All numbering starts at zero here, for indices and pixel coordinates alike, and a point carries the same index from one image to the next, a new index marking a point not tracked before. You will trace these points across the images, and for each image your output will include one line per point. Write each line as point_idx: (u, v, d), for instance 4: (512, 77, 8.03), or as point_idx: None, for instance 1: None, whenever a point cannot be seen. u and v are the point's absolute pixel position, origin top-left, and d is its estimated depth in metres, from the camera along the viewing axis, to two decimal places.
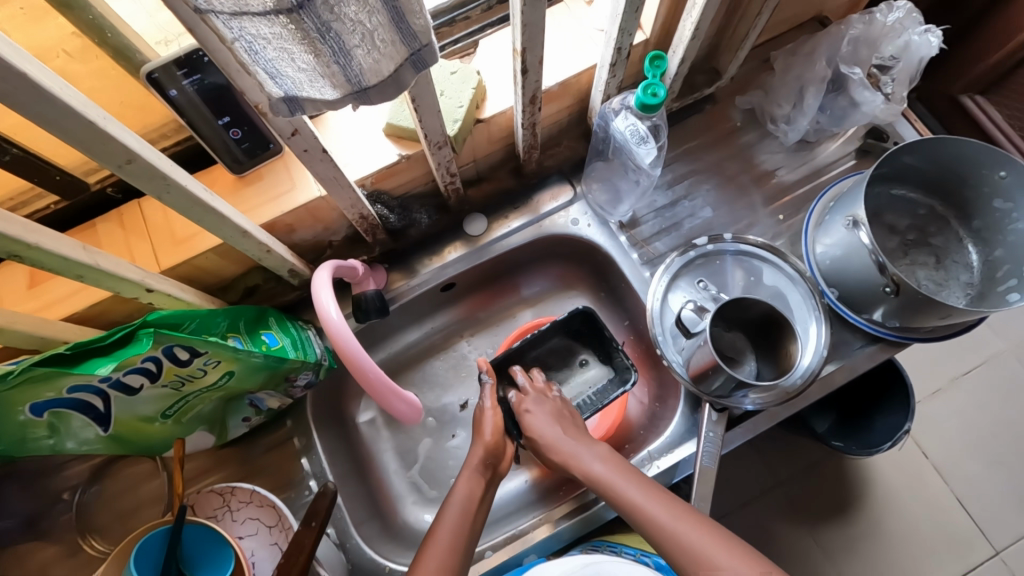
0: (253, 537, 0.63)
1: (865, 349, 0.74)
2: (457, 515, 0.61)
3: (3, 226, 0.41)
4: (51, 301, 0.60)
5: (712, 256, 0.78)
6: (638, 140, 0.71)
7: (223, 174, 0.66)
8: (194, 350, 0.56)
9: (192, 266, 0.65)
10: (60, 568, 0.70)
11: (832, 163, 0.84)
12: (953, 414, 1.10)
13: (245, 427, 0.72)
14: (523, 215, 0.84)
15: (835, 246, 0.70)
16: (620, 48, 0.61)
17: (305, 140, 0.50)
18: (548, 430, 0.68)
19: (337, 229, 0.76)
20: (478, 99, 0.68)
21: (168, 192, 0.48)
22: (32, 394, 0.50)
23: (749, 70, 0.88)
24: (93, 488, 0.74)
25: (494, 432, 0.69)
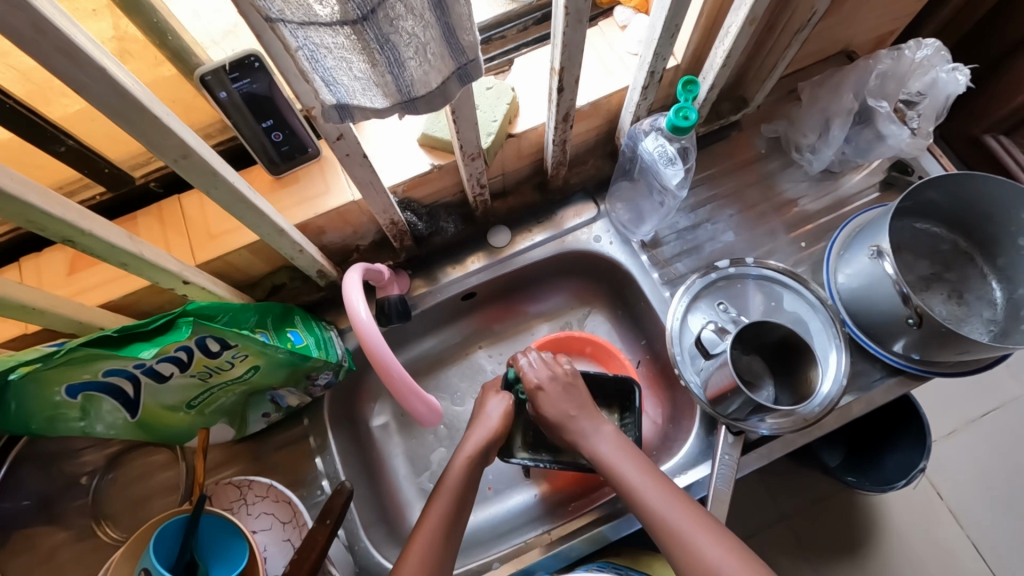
0: (267, 532, 0.64)
1: (884, 381, 0.73)
2: (446, 511, 0.62)
3: (60, 211, 0.44)
4: (89, 287, 0.62)
5: (733, 279, 0.79)
6: (666, 161, 0.72)
7: (261, 174, 0.69)
8: (225, 342, 0.57)
9: (224, 262, 0.67)
10: (71, 552, 0.70)
11: (855, 194, 0.85)
12: (969, 456, 1.08)
13: (263, 423, 0.73)
14: (546, 230, 0.85)
15: (857, 276, 0.71)
16: (653, 71, 0.63)
17: (348, 144, 0.51)
18: (556, 407, 0.68)
19: (365, 234, 0.78)
20: (511, 114, 0.70)
21: (216, 188, 0.49)
22: (68, 376, 0.51)
23: (775, 100, 0.89)
24: (110, 475, 0.76)
25: (502, 418, 0.69)
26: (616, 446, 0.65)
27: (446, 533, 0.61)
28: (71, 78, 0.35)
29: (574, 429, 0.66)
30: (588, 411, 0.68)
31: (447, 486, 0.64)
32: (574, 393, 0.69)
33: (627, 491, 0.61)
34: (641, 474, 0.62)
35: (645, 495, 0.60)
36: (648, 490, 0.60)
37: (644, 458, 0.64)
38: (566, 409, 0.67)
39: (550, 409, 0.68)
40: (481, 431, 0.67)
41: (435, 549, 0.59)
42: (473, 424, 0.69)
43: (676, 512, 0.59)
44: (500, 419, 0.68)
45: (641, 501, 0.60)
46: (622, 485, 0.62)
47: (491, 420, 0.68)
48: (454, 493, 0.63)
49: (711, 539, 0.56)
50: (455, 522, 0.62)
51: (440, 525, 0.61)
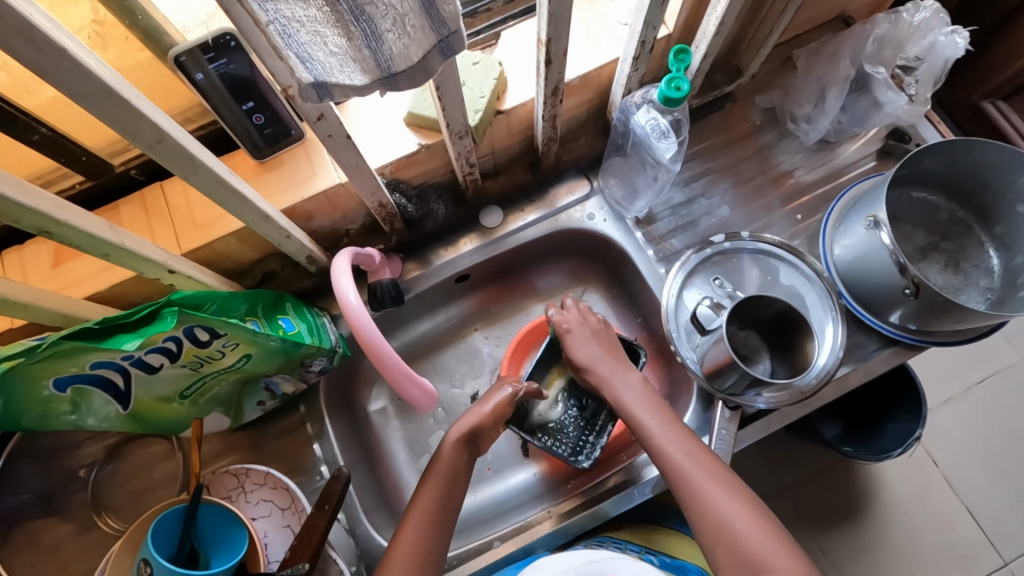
0: (266, 519, 0.64)
1: (881, 352, 0.73)
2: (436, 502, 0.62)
3: (34, 201, 0.42)
4: (74, 280, 0.61)
5: (728, 254, 0.78)
6: (659, 135, 0.70)
7: (245, 159, 0.67)
8: (214, 332, 0.56)
9: (211, 251, 0.66)
10: (74, 544, 0.70)
11: (851, 164, 0.83)
12: (964, 423, 1.09)
13: (259, 411, 0.73)
14: (539, 209, 0.84)
15: (854, 247, 0.70)
16: (643, 41, 0.61)
17: (330, 125, 0.50)
18: (584, 350, 0.71)
19: (354, 218, 0.77)
20: (499, 90, 0.68)
21: (195, 174, 0.48)
22: (55, 370, 0.51)
23: (770, 68, 0.87)
24: (109, 467, 0.76)
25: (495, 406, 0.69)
26: (638, 395, 0.66)
27: (439, 519, 0.61)
28: (32, 62, 0.34)
29: (598, 376, 0.69)
30: (616, 358, 0.71)
31: (433, 476, 0.64)
32: (597, 335, 0.73)
33: (644, 436, 0.63)
34: (661, 423, 0.63)
35: (662, 442, 0.61)
36: (664, 436, 0.61)
37: (666, 408, 0.65)
38: (597, 353, 0.71)
39: (582, 358, 0.71)
40: (472, 416, 0.68)
41: (431, 529, 0.60)
42: (469, 409, 0.70)
43: (691, 459, 0.59)
44: (495, 404, 0.69)
45: (661, 449, 0.61)
46: (641, 431, 0.63)
47: (487, 403, 0.69)
48: (443, 482, 0.63)
49: (725, 492, 0.56)
50: (447, 510, 0.62)
51: (434, 507, 0.61)
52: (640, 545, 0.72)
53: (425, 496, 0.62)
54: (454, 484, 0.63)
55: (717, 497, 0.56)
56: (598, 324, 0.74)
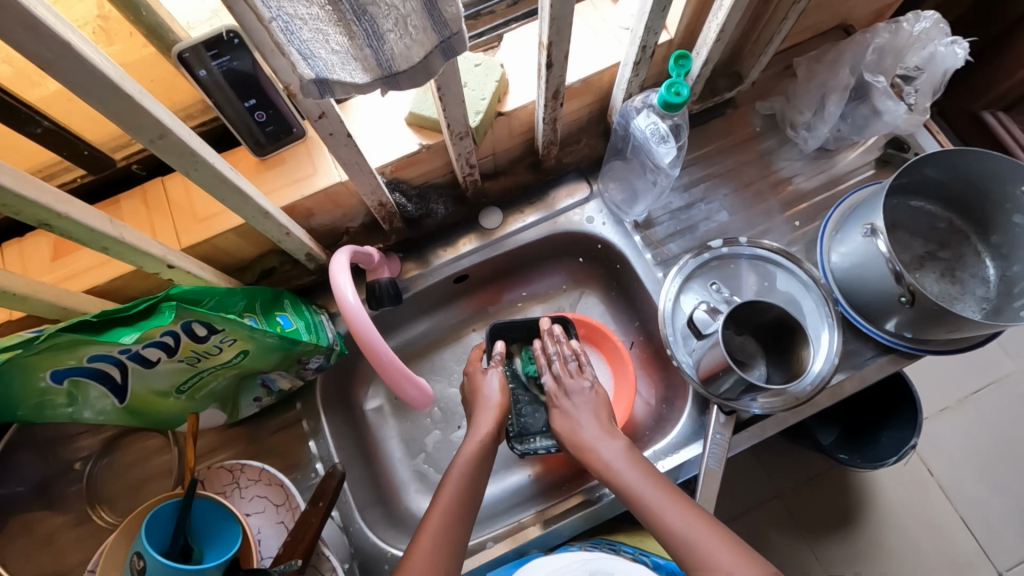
0: (260, 515, 0.64)
1: (877, 360, 0.73)
2: (456, 495, 0.61)
3: (35, 194, 0.42)
4: (73, 272, 0.61)
5: (726, 259, 0.79)
6: (658, 139, 0.70)
7: (246, 156, 0.67)
8: (212, 327, 0.56)
9: (211, 246, 0.66)
10: (69, 537, 0.71)
11: (850, 172, 0.84)
12: (960, 432, 1.09)
13: (256, 407, 0.73)
14: (539, 211, 0.84)
15: (851, 255, 0.71)
16: (644, 46, 0.62)
17: (331, 123, 0.50)
18: (575, 423, 0.68)
19: (355, 216, 0.77)
20: (500, 92, 0.68)
21: (196, 169, 0.48)
22: (53, 362, 0.51)
23: (771, 75, 0.88)
24: (104, 461, 0.77)
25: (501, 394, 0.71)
26: (623, 457, 0.63)
27: (461, 511, 0.60)
28: (36, 55, 0.34)
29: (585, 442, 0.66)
30: (605, 425, 0.67)
31: (455, 469, 0.64)
32: (594, 407, 0.69)
33: (633, 503, 0.59)
34: (649, 486, 0.59)
35: (655, 507, 0.57)
36: (656, 500, 0.57)
37: (654, 470, 0.61)
38: (588, 422, 0.68)
39: (565, 429, 0.68)
40: (486, 412, 0.70)
41: (450, 526, 0.58)
42: (475, 406, 0.71)
43: (688, 523, 0.54)
44: (500, 395, 0.71)
45: (655, 514, 0.56)
46: (632, 497, 0.59)
47: (491, 392, 0.71)
48: (464, 475, 0.63)
49: (731, 553, 0.51)
50: (468, 508, 0.60)
51: (454, 504, 0.60)
52: (637, 547, 0.71)
53: (444, 500, 0.60)
54: (468, 494, 0.61)
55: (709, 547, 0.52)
56: (591, 393, 0.71)
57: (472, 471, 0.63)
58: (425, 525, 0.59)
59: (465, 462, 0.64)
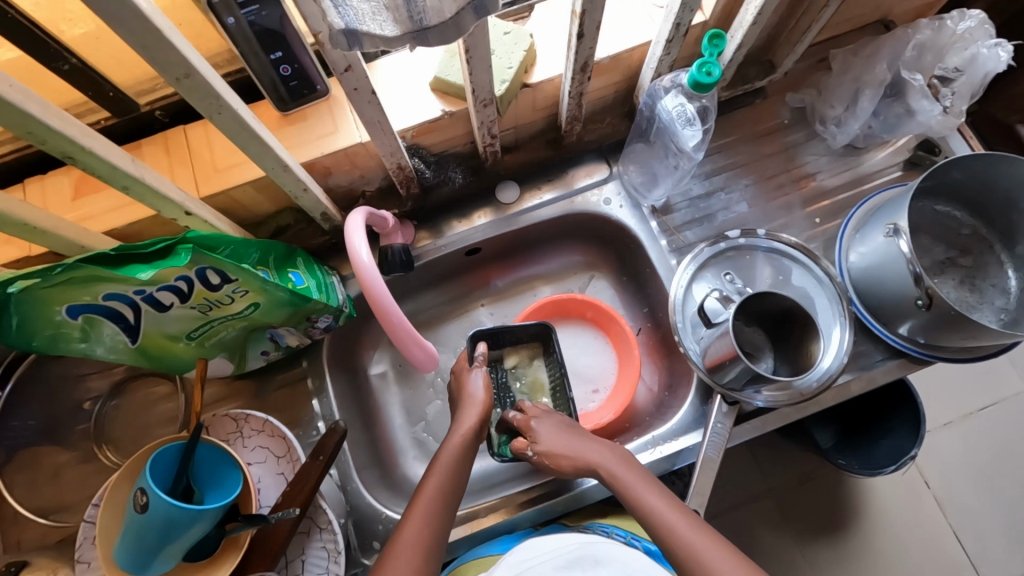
0: (261, 465, 0.65)
1: (885, 363, 0.73)
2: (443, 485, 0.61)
3: (61, 125, 0.43)
4: (93, 213, 0.62)
5: (743, 250, 0.78)
6: (685, 122, 0.69)
7: (269, 109, 0.67)
8: (225, 276, 0.57)
9: (229, 198, 0.66)
10: (75, 473, 0.73)
11: (877, 172, 0.82)
12: (961, 446, 1.09)
13: (262, 361, 0.74)
14: (556, 188, 0.84)
15: (871, 254, 0.69)
16: (679, 23, 0.60)
17: (357, 78, 0.49)
18: (553, 439, 0.68)
19: (372, 179, 0.77)
20: (527, 63, 0.67)
21: (219, 113, 0.48)
22: (69, 296, 0.52)
23: (804, 67, 0.85)
24: (112, 402, 0.78)
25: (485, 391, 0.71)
26: (612, 453, 0.65)
27: (446, 496, 0.61)
28: None
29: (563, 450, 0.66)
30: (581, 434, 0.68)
31: (442, 458, 0.64)
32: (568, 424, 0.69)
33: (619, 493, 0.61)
34: (634, 479, 0.61)
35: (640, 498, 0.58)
36: (638, 489, 0.59)
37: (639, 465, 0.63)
38: (566, 439, 0.67)
39: (552, 448, 0.67)
40: (472, 407, 0.69)
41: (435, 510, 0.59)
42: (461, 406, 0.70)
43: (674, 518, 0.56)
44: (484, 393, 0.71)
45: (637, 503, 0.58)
46: (617, 489, 0.61)
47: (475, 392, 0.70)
48: (451, 465, 0.63)
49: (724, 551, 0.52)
50: (452, 495, 0.61)
51: (440, 491, 0.60)
52: (628, 530, 0.69)
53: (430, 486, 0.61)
54: (456, 485, 0.62)
55: (695, 543, 0.53)
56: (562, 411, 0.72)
57: (459, 463, 0.64)
58: (411, 512, 0.59)
59: (452, 457, 0.64)
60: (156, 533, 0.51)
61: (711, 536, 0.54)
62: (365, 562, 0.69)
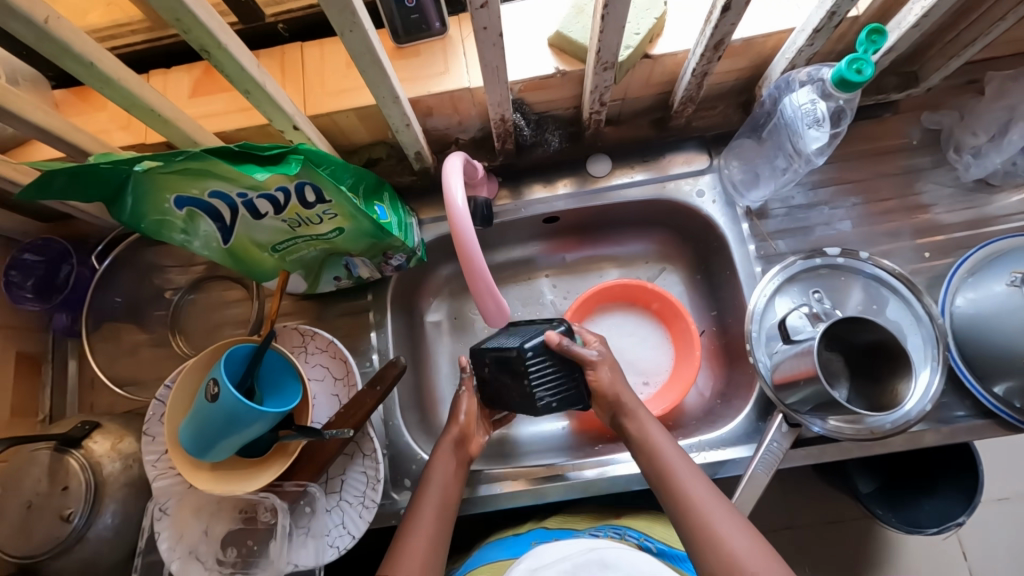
0: (319, 383, 0.68)
1: (968, 420, 0.67)
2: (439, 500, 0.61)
3: (205, 17, 0.43)
4: (207, 113, 0.64)
5: (839, 270, 0.73)
6: (811, 122, 0.65)
7: (385, 39, 0.67)
8: (321, 196, 0.58)
9: (331, 121, 0.67)
10: (148, 353, 0.78)
11: (1007, 216, 0.75)
12: (1020, 527, 1.01)
13: (333, 285, 0.76)
14: (648, 171, 0.81)
15: (987, 302, 0.63)
16: (834, 13, 0.55)
17: (489, 16, 0.48)
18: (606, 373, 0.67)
19: (468, 128, 0.76)
20: (654, 33, 0.64)
21: (350, 32, 0.48)
22: (180, 187, 0.54)
23: (951, 86, 0.78)
24: (190, 296, 0.81)
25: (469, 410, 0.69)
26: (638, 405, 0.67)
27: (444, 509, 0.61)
28: None
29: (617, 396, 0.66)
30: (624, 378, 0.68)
31: (432, 478, 0.63)
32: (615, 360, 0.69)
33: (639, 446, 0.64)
34: (657, 435, 0.64)
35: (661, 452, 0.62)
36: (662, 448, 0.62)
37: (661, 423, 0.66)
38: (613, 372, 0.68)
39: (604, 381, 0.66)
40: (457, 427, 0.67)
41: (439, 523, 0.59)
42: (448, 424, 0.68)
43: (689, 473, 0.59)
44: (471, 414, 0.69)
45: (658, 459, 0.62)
46: (639, 442, 0.64)
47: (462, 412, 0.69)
48: (443, 481, 0.63)
49: (727, 515, 0.56)
50: (448, 508, 0.61)
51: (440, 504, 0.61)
52: (643, 531, 0.68)
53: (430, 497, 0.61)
54: (449, 499, 0.62)
55: (701, 500, 0.57)
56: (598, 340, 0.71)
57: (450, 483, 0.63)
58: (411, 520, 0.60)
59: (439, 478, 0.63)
60: (221, 421, 0.53)
61: (718, 498, 0.57)
62: (393, 497, 0.72)
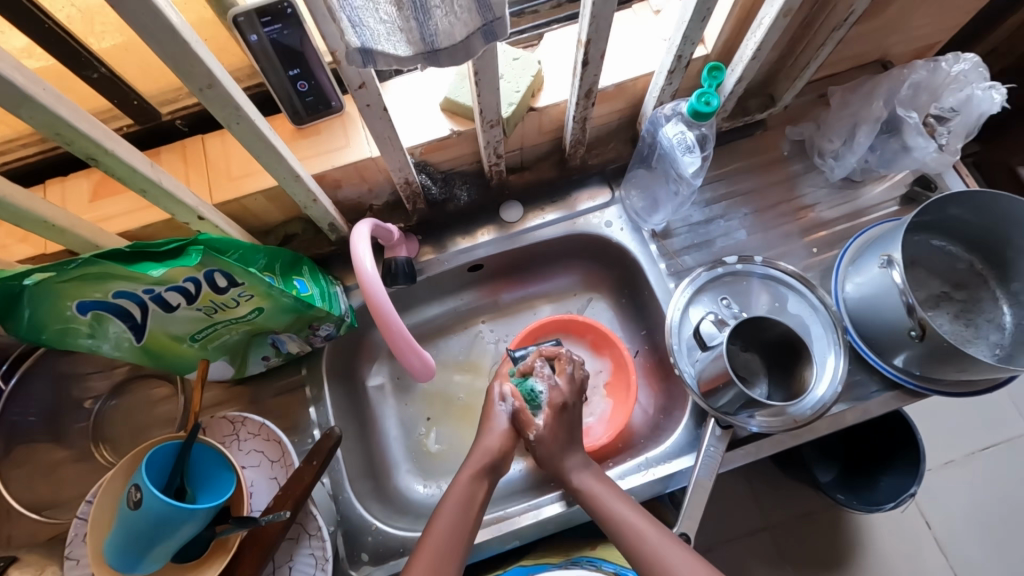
0: (255, 469, 0.66)
1: (880, 394, 0.73)
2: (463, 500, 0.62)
3: (87, 128, 0.45)
4: (109, 215, 0.64)
5: (740, 275, 0.79)
6: (685, 149, 0.71)
7: (285, 122, 0.70)
8: (232, 279, 0.58)
9: (240, 205, 0.68)
10: (69, 470, 0.73)
11: (875, 205, 0.84)
12: (965, 488, 1.07)
13: (262, 366, 0.75)
14: (559, 210, 0.86)
15: (867, 285, 0.70)
16: (681, 56, 0.63)
17: (370, 94, 0.52)
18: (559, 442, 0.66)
19: (380, 193, 0.79)
20: (535, 88, 0.70)
21: (237, 123, 0.50)
22: (80, 292, 0.53)
23: (804, 102, 0.88)
24: (112, 401, 0.79)
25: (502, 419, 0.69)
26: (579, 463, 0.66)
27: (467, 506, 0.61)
28: None
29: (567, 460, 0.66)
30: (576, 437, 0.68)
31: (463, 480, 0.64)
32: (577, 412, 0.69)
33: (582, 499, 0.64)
34: (596, 484, 0.64)
35: (606, 504, 0.62)
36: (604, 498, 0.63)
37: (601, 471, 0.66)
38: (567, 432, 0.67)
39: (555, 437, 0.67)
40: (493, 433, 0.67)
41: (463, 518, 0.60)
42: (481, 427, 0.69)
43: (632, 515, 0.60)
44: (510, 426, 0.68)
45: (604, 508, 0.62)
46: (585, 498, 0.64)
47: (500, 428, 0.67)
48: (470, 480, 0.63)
49: (674, 547, 0.57)
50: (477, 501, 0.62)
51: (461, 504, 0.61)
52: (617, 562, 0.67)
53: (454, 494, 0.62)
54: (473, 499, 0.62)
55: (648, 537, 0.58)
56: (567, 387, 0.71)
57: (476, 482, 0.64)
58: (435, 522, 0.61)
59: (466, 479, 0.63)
60: (147, 528, 0.51)
61: (663, 534, 0.59)
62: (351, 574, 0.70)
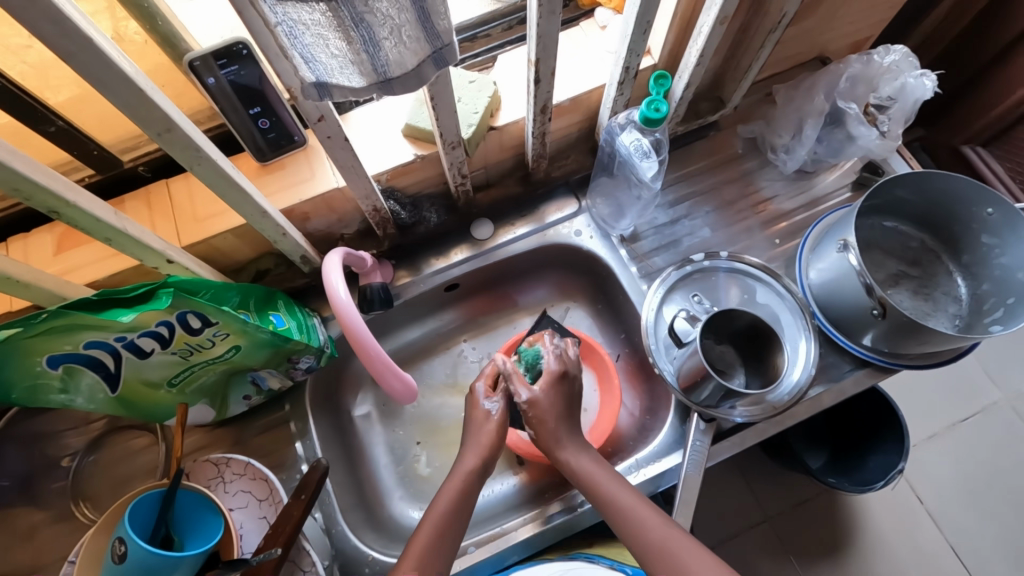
0: (242, 510, 0.65)
1: (854, 373, 0.75)
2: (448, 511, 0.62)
3: (46, 180, 0.45)
4: (76, 266, 0.64)
5: (707, 271, 0.82)
6: (642, 155, 0.74)
7: (249, 160, 0.71)
8: (206, 319, 0.58)
9: (209, 245, 0.68)
10: (49, 532, 0.71)
11: (829, 194, 0.87)
12: (948, 459, 1.10)
13: (244, 405, 0.74)
14: (529, 223, 0.87)
15: (827, 270, 0.73)
16: (628, 67, 0.66)
17: (329, 126, 0.53)
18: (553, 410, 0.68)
19: (350, 222, 0.80)
20: (493, 107, 0.72)
21: (199, 164, 0.51)
22: (51, 346, 0.53)
23: (752, 101, 0.92)
24: (91, 457, 0.76)
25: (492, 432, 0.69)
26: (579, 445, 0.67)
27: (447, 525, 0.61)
28: (58, 46, 0.37)
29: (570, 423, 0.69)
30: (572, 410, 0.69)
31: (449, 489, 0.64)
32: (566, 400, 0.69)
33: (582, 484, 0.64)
34: (595, 467, 0.65)
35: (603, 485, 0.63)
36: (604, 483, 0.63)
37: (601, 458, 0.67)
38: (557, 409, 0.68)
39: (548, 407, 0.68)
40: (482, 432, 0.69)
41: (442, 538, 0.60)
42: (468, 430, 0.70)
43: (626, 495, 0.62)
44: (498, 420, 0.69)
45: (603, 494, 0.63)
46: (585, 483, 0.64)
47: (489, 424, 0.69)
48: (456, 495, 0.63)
49: (660, 525, 0.59)
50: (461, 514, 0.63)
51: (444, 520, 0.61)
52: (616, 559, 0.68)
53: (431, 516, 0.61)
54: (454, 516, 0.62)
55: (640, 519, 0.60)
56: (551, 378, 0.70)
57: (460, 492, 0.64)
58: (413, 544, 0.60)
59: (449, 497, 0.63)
60: None
61: (653, 511, 0.60)
62: None
